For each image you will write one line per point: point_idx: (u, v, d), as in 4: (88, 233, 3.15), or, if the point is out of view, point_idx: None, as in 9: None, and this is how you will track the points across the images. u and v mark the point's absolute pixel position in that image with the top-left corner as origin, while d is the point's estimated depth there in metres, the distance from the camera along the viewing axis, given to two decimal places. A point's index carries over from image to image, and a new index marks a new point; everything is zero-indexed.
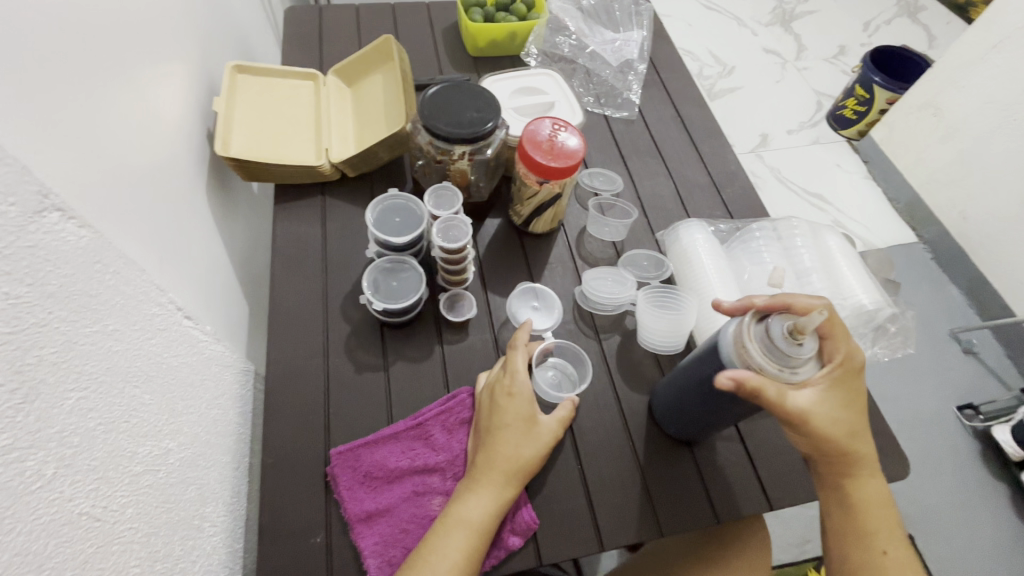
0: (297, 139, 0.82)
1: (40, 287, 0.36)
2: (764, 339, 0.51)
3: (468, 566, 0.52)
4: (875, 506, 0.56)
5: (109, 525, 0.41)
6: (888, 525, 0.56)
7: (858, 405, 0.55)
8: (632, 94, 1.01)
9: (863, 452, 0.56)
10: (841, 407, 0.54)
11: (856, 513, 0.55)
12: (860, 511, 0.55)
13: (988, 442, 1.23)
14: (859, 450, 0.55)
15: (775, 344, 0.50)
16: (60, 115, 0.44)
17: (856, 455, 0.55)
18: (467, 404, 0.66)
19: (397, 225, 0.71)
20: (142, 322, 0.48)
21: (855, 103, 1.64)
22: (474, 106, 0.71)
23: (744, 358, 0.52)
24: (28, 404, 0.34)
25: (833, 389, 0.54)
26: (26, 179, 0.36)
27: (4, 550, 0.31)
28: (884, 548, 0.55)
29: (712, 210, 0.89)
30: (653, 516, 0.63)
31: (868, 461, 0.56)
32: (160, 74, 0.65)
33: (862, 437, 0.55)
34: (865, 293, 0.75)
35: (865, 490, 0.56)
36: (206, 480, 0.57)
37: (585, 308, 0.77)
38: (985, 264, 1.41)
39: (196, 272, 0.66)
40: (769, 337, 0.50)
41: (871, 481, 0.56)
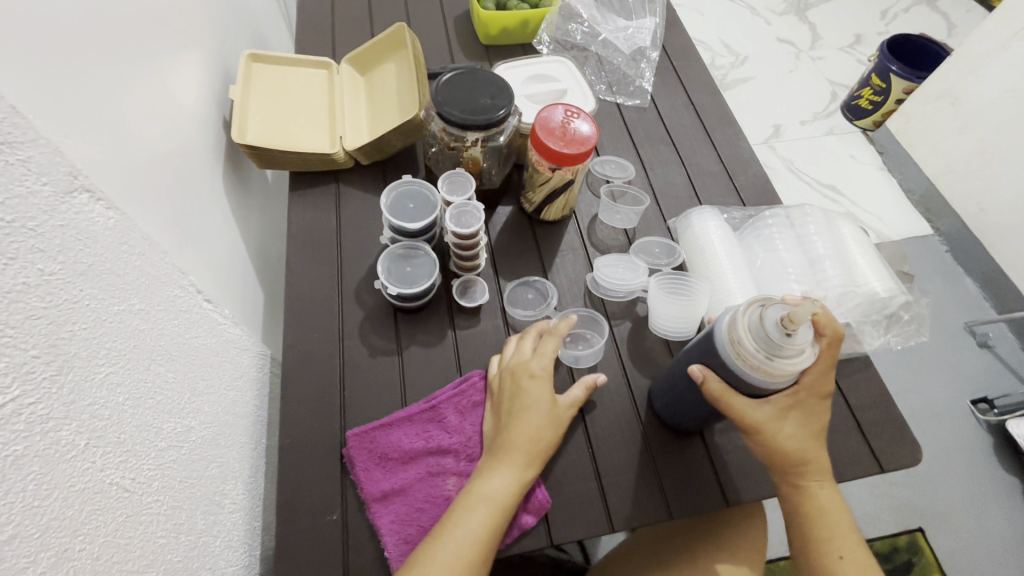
0: (311, 127, 0.83)
1: (71, 265, 0.37)
2: (758, 328, 0.51)
3: (489, 542, 0.53)
4: (831, 511, 0.56)
5: (138, 495, 0.42)
6: (847, 531, 0.56)
7: (818, 421, 0.57)
8: (645, 82, 1.00)
9: (819, 462, 0.57)
10: (796, 426, 0.57)
11: (812, 520, 0.56)
12: (816, 518, 0.56)
13: (1001, 435, 1.22)
14: (815, 462, 0.57)
15: (764, 328, 0.51)
16: (85, 100, 0.45)
17: (812, 465, 0.57)
18: (478, 386, 0.67)
19: (410, 211, 0.72)
20: (166, 303, 0.49)
21: (871, 93, 1.62)
22: (486, 93, 0.71)
23: (733, 336, 0.53)
24: (62, 375, 0.35)
25: (792, 409, 0.57)
26: (58, 160, 0.37)
27: (41, 514, 0.32)
28: (841, 552, 0.55)
29: (724, 198, 0.88)
30: (662, 500, 0.63)
31: (822, 469, 0.58)
32: (178, 63, 0.66)
33: (817, 448, 0.57)
34: (878, 281, 0.75)
35: (820, 496, 0.57)
36: (226, 458, 0.59)
37: (595, 294, 0.77)
38: (1002, 257, 1.39)
39: (215, 258, 0.67)
40: (762, 322, 0.51)
41: (826, 487, 0.57)
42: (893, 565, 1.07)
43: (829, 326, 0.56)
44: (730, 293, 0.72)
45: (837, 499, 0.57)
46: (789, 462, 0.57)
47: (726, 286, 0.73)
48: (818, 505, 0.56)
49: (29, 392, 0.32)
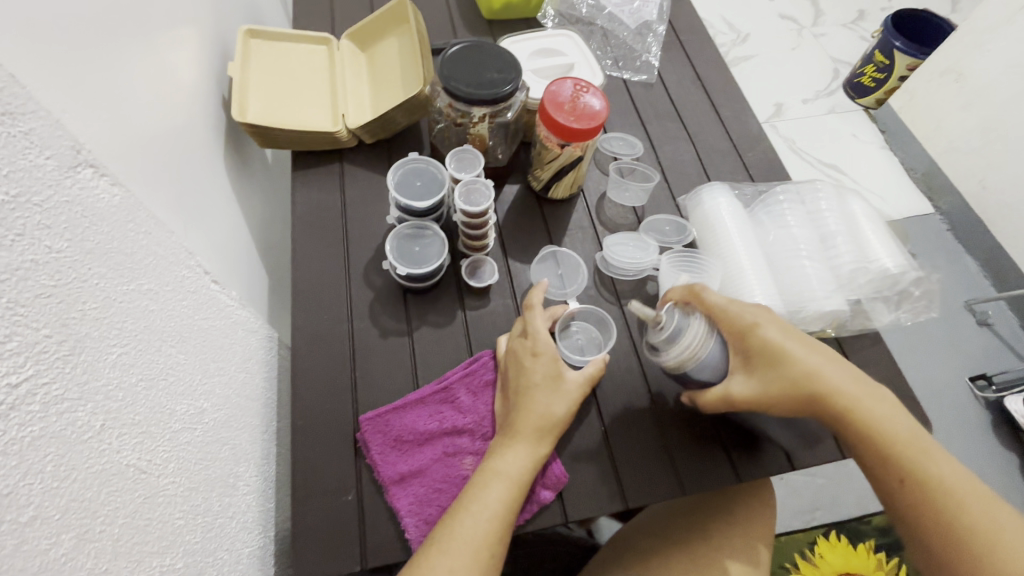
0: (313, 105, 0.81)
1: (79, 243, 0.36)
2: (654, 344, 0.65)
3: (508, 516, 0.53)
4: (891, 422, 0.53)
5: (155, 477, 0.42)
6: (918, 434, 0.53)
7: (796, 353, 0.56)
8: (652, 57, 0.98)
9: (839, 384, 0.55)
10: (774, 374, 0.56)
11: (877, 440, 0.53)
12: (879, 435, 0.53)
13: (999, 412, 1.23)
14: (831, 390, 0.54)
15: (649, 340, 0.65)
16: (82, 74, 0.43)
17: (833, 394, 0.54)
18: (489, 366, 0.66)
19: (417, 189, 0.71)
20: (174, 283, 0.48)
21: (874, 70, 1.59)
22: (494, 67, 0.70)
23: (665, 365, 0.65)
24: (75, 356, 0.34)
25: (755, 364, 0.57)
26: (60, 134, 0.36)
27: (61, 495, 0.32)
28: (902, 473, 0.51)
29: (733, 174, 0.87)
30: (676, 476, 0.64)
31: (849, 389, 0.54)
32: (177, 37, 0.64)
33: (824, 375, 0.55)
34: (890, 257, 0.74)
35: (871, 410, 0.54)
36: (239, 441, 0.58)
37: (605, 273, 0.76)
38: (1003, 235, 1.38)
39: (220, 239, 0.66)
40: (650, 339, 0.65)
41: (868, 400, 0.54)
42: (891, 538, 1.07)
43: (681, 294, 0.63)
44: (742, 271, 0.71)
45: (890, 407, 0.55)
46: (802, 406, 0.55)
47: (739, 263, 0.72)
48: (874, 421, 0.53)
49: (42, 371, 0.31)
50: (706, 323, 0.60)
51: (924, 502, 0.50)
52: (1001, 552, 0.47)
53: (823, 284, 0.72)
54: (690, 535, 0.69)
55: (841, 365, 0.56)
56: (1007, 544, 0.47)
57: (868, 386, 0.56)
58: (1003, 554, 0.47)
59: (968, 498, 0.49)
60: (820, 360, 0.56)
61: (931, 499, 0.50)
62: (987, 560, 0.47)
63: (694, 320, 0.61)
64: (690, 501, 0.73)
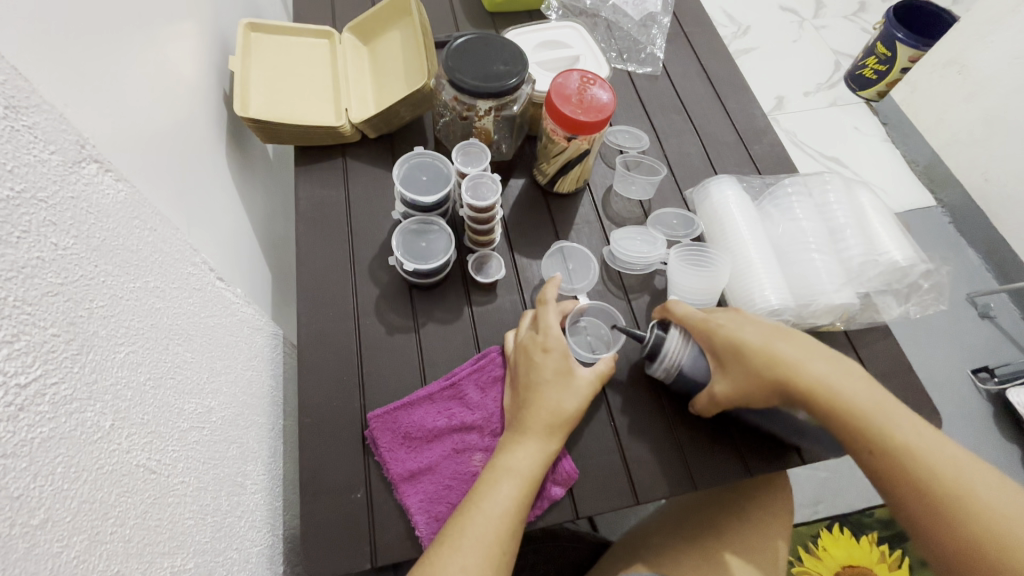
0: (315, 100, 0.80)
1: (85, 239, 0.35)
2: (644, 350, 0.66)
3: (519, 513, 0.53)
4: (855, 394, 0.52)
5: (164, 477, 0.41)
6: (884, 401, 0.52)
7: (755, 342, 0.56)
8: (656, 50, 0.97)
9: (801, 366, 0.54)
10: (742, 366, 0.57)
11: (844, 414, 0.52)
12: (844, 407, 0.52)
13: (1001, 404, 1.23)
14: (793, 374, 0.54)
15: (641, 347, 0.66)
16: (84, 69, 0.42)
17: (795, 377, 0.54)
18: (497, 361, 0.66)
19: (423, 183, 0.70)
20: (180, 280, 0.47)
21: (876, 62, 1.57)
22: (500, 59, 0.69)
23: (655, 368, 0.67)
24: (83, 355, 0.34)
25: (727, 360, 0.58)
26: (63, 127, 0.35)
27: (72, 497, 0.31)
28: (869, 445, 0.51)
29: (740, 167, 0.87)
30: (686, 471, 0.63)
31: (811, 368, 0.54)
32: (178, 30, 0.62)
33: (785, 360, 0.55)
34: (899, 249, 0.73)
35: (835, 385, 0.53)
36: (246, 439, 0.58)
37: (612, 267, 0.76)
38: (1005, 227, 1.38)
39: (223, 236, 0.65)
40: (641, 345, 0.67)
41: (831, 375, 0.54)
42: (894, 532, 1.08)
43: (658, 312, 0.66)
44: (752, 264, 0.70)
45: (855, 379, 0.54)
46: (771, 394, 0.55)
47: (748, 257, 0.71)
48: (839, 396, 0.52)
49: (50, 372, 0.31)
50: (681, 334, 0.62)
51: (894, 471, 0.49)
52: (975, 514, 0.46)
53: (832, 278, 0.71)
54: (707, 533, 0.68)
55: (801, 345, 0.56)
56: (978, 504, 0.46)
57: (830, 360, 0.55)
58: (975, 515, 0.46)
59: (939, 462, 0.49)
60: (781, 346, 0.56)
61: (901, 467, 0.49)
62: (961, 524, 0.46)
63: (670, 334, 0.62)
64: (698, 502, 0.72)
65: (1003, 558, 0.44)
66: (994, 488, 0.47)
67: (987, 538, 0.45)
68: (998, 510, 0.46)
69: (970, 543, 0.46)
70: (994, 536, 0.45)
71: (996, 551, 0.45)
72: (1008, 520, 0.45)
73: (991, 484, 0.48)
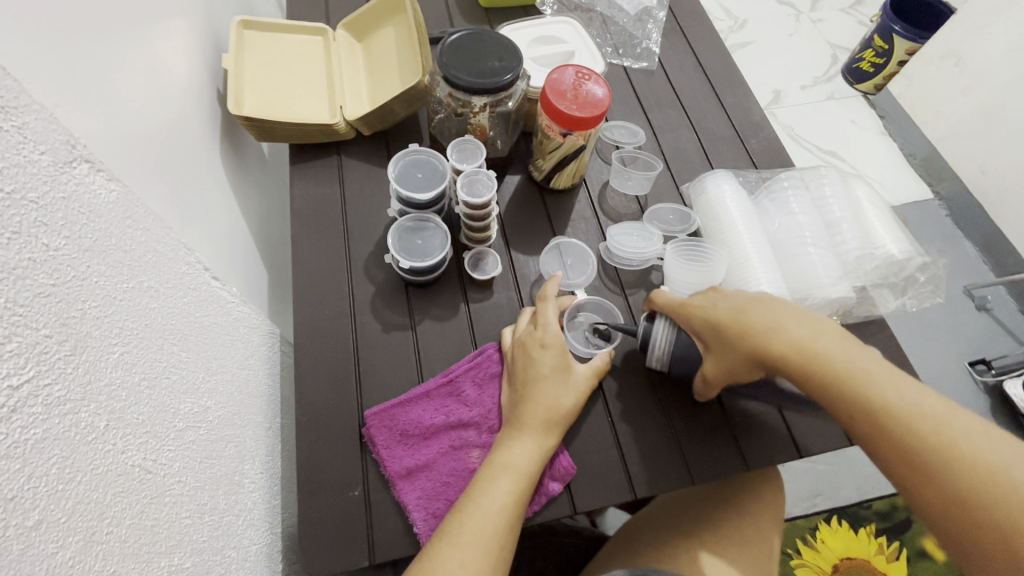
0: (309, 97, 0.80)
1: (76, 240, 0.35)
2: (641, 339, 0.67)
3: (516, 508, 0.53)
4: (829, 354, 0.48)
5: (160, 477, 0.41)
6: (862, 358, 0.48)
7: (726, 315, 0.54)
8: (652, 44, 0.97)
9: (769, 334, 0.51)
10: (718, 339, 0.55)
11: (817, 378, 0.48)
12: (818, 371, 0.48)
13: (997, 395, 1.24)
14: (761, 344, 0.51)
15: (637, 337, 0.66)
16: (74, 69, 0.42)
17: (764, 347, 0.51)
18: (494, 358, 0.66)
19: (418, 181, 0.70)
20: (175, 280, 0.47)
21: (873, 55, 1.57)
22: (494, 55, 0.68)
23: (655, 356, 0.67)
24: (76, 355, 0.34)
25: (705, 335, 0.56)
26: (54, 127, 0.35)
27: (67, 498, 0.31)
28: (851, 410, 0.47)
29: (736, 161, 0.86)
30: (684, 465, 0.63)
31: (780, 334, 0.50)
32: (169, 29, 0.62)
33: (754, 329, 0.52)
34: (895, 243, 0.73)
35: (807, 348, 0.49)
36: (243, 438, 0.58)
37: (609, 263, 0.76)
38: (1001, 219, 1.38)
39: (217, 236, 0.64)
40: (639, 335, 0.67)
41: (804, 337, 0.50)
42: (891, 524, 1.07)
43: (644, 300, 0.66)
44: (748, 259, 0.70)
45: (830, 337, 0.49)
46: (751, 368, 0.53)
47: (744, 251, 0.71)
48: (811, 359, 0.49)
49: (43, 373, 0.31)
50: (668, 322, 0.62)
51: (874, 432, 0.45)
52: (962, 469, 0.42)
53: (828, 272, 0.71)
54: (706, 529, 0.68)
55: (772, 309, 0.52)
56: (966, 459, 0.42)
57: (803, 320, 0.51)
58: (962, 471, 0.42)
59: (921, 419, 0.44)
60: (750, 316, 0.53)
61: (880, 428, 0.45)
62: (946, 483, 0.42)
63: (656, 323, 0.62)
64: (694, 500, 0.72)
65: (993, 516, 0.40)
66: (985, 440, 0.43)
67: (976, 495, 0.41)
68: (988, 462, 0.42)
69: (956, 504, 0.41)
70: (983, 492, 0.41)
71: (986, 508, 0.40)
72: (999, 473, 0.41)
73: (983, 436, 0.43)
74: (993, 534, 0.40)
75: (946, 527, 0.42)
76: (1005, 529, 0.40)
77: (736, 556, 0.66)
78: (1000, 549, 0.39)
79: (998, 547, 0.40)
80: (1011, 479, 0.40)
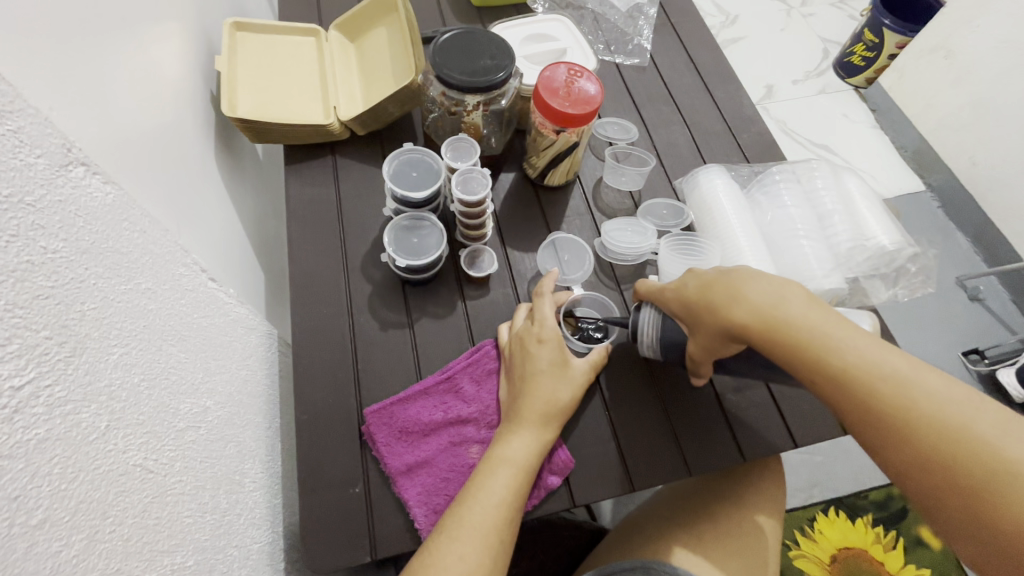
0: (303, 98, 0.80)
1: (74, 242, 0.35)
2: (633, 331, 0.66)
3: (516, 503, 0.53)
4: (788, 319, 0.45)
5: (161, 476, 0.41)
6: (825, 319, 0.44)
7: (695, 290, 0.52)
8: (644, 41, 0.97)
9: (729, 305, 0.48)
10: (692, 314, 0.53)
11: (778, 347, 0.45)
12: (777, 339, 0.45)
13: (991, 384, 1.25)
14: (722, 317, 0.48)
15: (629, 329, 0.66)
16: (68, 73, 0.42)
17: (725, 319, 0.48)
18: (492, 354, 0.66)
19: (414, 179, 0.70)
20: (172, 282, 0.47)
21: (863, 49, 1.57)
22: (487, 53, 0.69)
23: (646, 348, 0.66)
24: (77, 357, 0.34)
25: (684, 313, 0.54)
26: (50, 131, 0.35)
27: (69, 497, 0.32)
28: (813, 377, 0.44)
29: (729, 156, 0.87)
30: (682, 458, 0.64)
31: (740, 304, 0.47)
32: (161, 31, 0.62)
33: (717, 301, 0.49)
34: (886, 234, 0.74)
35: (766, 315, 0.46)
36: (243, 438, 0.58)
37: (604, 259, 0.76)
38: (992, 210, 1.39)
39: (213, 238, 0.65)
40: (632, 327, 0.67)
41: (764, 304, 0.46)
42: (888, 513, 1.09)
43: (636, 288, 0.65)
44: (741, 252, 0.71)
45: (791, 300, 0.46)
46: (722, 342, 0.51)
47: (737, 244, 0.72)
48: (770, 327, 0.45)
49: (44, 374, 0.31)
50: (653, 308, 0.62)
51: (835, 396, 0.42)
52: (924, 433, 0.38)
53: (821, 263, 0.72)
54: (703, 519, 0.69)
55: (737, 278, 0.49)
56: (926, 418, 0.38)
57: (764, 286, 0.47)
58: (921, 431, 0.38)
59: (881, 380, 0.40)
60: (714, 289, 0.50)
61: (841, 392, 0.42)
62: (905, 443, 0.39)
63: (643, 312, 0.62)
64: (689, 497, 0.72)
65: (953, 476, 0.37)
66: (948, 397, 0.39)
67: (936, 455, 0.38)
68: (949, 420, 0.38)
69: (922, 469, 0.38)
70: (942, 452, 0.37)
71: (948, 471, 0.37)
72: (962, 431, 0.37)
73: (949, 394, 0.39)
74: (961, 500, 0.36)
75: (911, 489, 0.39)
76: (970, 490, 0.36)
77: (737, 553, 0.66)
78: (962, 509, 0.36)
79: (960, 509, 0.36)
80: (973, 436, 0.37)
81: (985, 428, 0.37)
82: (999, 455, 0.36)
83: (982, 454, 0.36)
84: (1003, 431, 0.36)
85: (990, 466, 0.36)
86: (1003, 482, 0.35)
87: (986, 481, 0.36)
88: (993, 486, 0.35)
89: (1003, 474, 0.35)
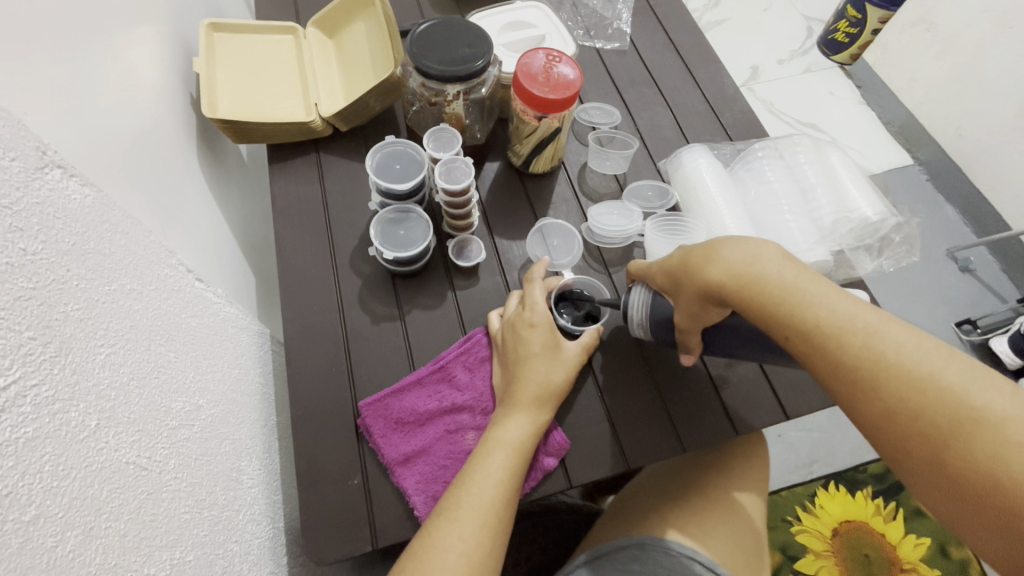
0: (285, 96, 0.80)
1: (54, 244, 0.36)
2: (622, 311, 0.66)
3: (513, 482, 0.54)
4: (764, 276, 0.46)
5: (156, 473, 0.42)
6: (800, 277, 0.45)
7: (679, 258, 0.53)
8: (623, 24, 0.97)
9: (706, 266, 0.49)
10: (674, 281, 0.54)
11: (754, 306, 0.46)
12: (752, 297, 0.46)
13: (985, 353, 1.26)
14: (701, 279, 0.49)
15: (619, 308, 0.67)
16: (39, 78, 0.42)
17: (703, 281, 0.49)
18: (483, 342, 0.67)
19: (398, 172, 0.71)
20: (158, 282, 0.48)
21: (846, 25, 1.47)
22: (464, 42, 0.69)
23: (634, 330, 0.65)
24: (62, 356, 0.34)
25: (669, 283, 0.55)
26: (22, 134, 0.35)
27: (62, 494, 0.32)
28: (784, 334, 0.45)
29: (712, 135, 0.88)
30: (674, 434, 0.65)
31: (716, 264, 0.48)
32: (137, 34, 0.61)
33: (695, 264, 0.50)
34: (869, 204, 0.75)
35: (740, 274, 0.47)
36: (238, 436, 0.58)
37: (592, 243, 0.77)
38: (979, 180, 1.40)
39: (200, 241, 0.65)
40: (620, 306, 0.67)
41: (740, 264, 0.47)
42: (887, 485, 1.10)
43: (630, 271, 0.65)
44: (727, 228, 0.71)
45: (765, 257, 0.47)
46: (702, 306, 0.51)
47: (722, 221, 0.72)
48: (746, 285, 0.46)
49: (30, 373, 0.31)
50: (643, 286, 0.63)
51: (807, 352, 0.44)
52: (889, 384, 0.39)
53: (805, 237, 0.73)
54: (695, 494, 0.70)
55: (714, 241, 0.50)
56: (894, 369, 0.39)
57: (741, 246, 0.48)
58: (890, 382, 0.39)
59: (850, 334, 0.41)
60: (694, 255, 0.51)
61: (811, 347, 0.43)
62: (875, 395, 0.40)
63: (633, 291, 0.63)
64: (672, 469, 0.74)
65: (921, 427, 0.38)
66: (917, 349, 0.39)
67: (903, 406, 0.38)
68: (916, 372, 0.39)
69: (890, 419, 0.39)
70: (910, 403, 0.38)
71: (911, 419, 0.38)
72: (929, 381, 0.38)
73: (917, 346, 0.39)
74: (924, 447, 0.37)
75: (880, 441, 0.40)
76: (935, 438, 0.37)
77: (726, 520, 0.68)
78: (930, 461, 0.37)
79: (926, 459, 0.37)
80: (940, 387, 0.38)
81: (949, 377, 0.38)
82: (967, 405, 0.36)
83: (949, 404, 0.37)
84: (968, 380, 0.37)
85: (956, 416, 0.36)
86: (969, 430, 0.36)
87: (951, 430, 0.36)
88: (958, 436, 0.36)
89: (968, 422, 0.36)
